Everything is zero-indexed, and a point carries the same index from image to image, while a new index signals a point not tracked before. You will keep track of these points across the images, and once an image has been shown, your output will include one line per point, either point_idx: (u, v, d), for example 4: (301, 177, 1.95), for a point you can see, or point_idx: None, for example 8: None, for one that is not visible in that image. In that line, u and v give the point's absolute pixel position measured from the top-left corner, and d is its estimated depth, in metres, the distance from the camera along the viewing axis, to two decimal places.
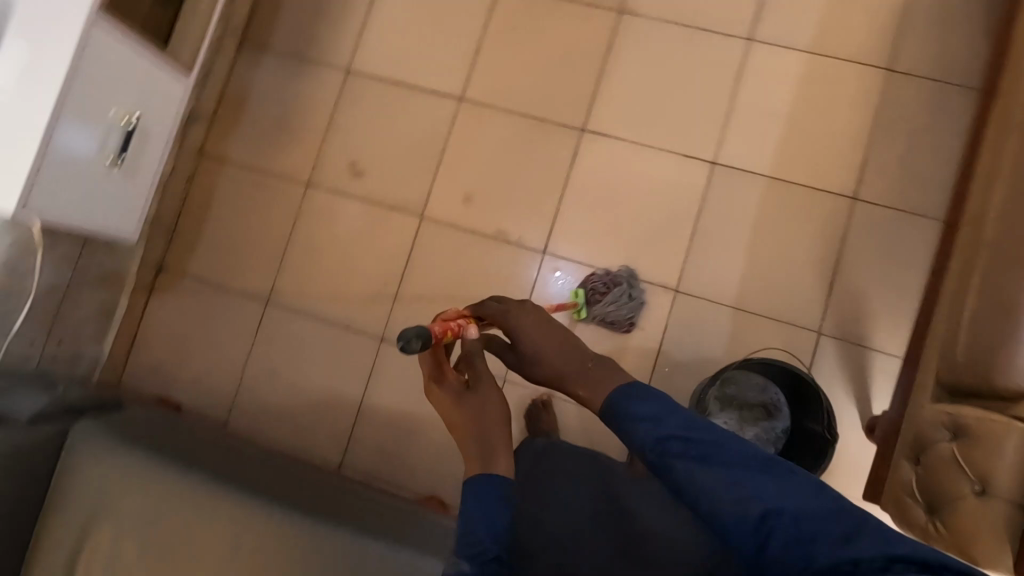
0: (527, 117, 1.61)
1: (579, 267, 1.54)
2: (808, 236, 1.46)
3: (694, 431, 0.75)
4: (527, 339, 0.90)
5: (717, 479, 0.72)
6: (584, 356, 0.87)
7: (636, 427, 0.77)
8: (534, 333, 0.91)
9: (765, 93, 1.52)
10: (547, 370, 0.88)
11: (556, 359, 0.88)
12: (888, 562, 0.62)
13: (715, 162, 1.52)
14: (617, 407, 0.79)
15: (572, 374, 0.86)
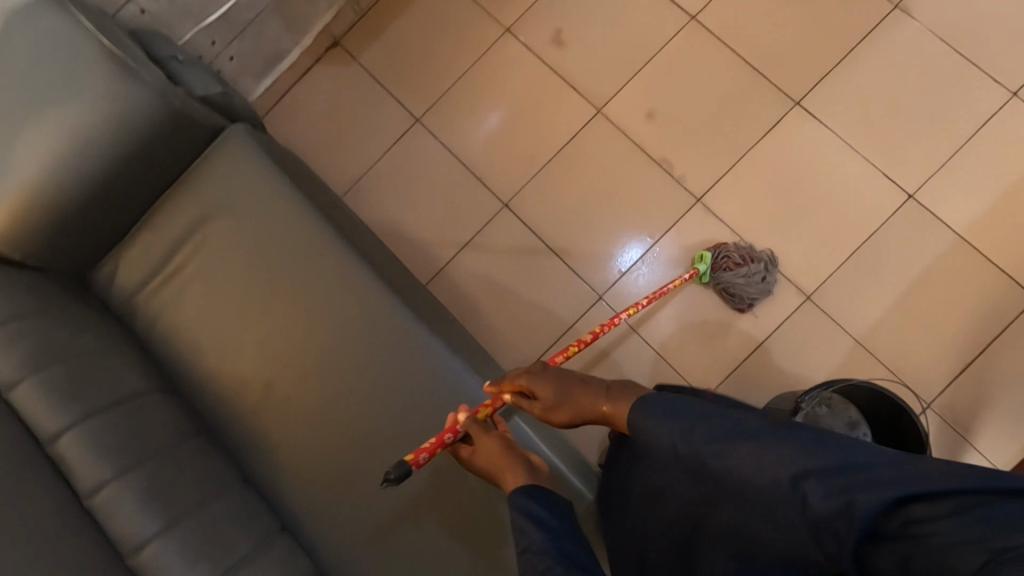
0: (748, 66, 1.52)
1: (725, 230, 1.47)
2: (968, 310, 1.37)
3: (713, 417, 0.72)
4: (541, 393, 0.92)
5: (743, 460, 0.67)
6: (602, 387, 0.89)
7: (653, 423, 0.75)
8: (547, 380, 0.94)
9: (1000, 155, 1.41)
10: (573, 401, 0.90)
11: (577, 390, 0.90)
12: (910, 503, 0.55)
13: (913, 197, 1.42)
14: (631, 416, 0.79)
15: (590, 404, 0.88)
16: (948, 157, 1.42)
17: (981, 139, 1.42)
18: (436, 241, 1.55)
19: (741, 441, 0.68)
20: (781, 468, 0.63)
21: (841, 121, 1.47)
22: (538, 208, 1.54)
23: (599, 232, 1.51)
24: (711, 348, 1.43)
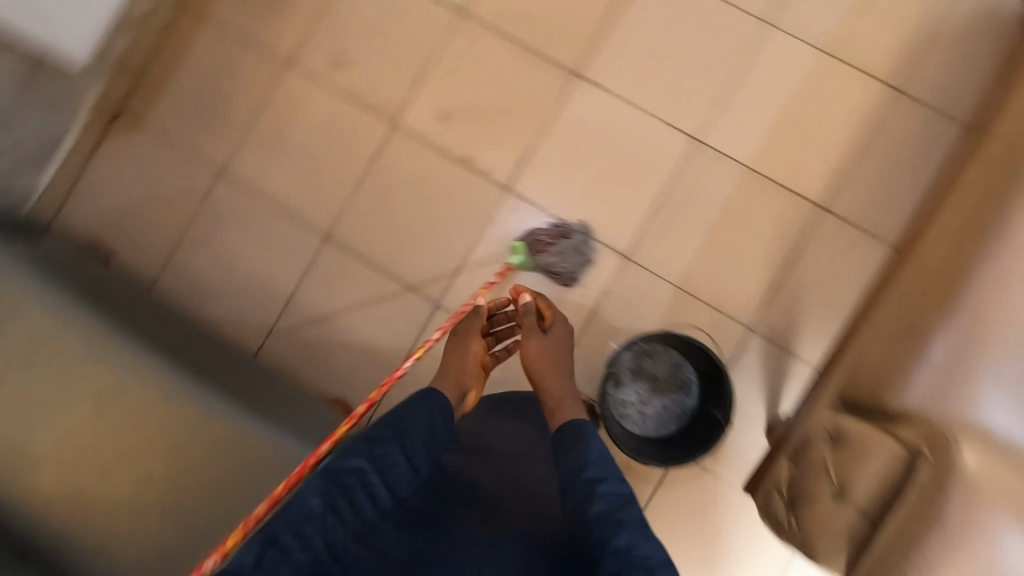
0: (525, 48, 1.54)
1: (538, 212, 1.51)
2: (768, 234, 1.45)
3: (625, 484, 0.87)
4: (550, 347, 1.17)
5: (615, 524, 0.80)
6: (571, 392, 1.11)
7: (588, 450, 0.91)
8: (557, 349, 1.18)
9: (767, 82, 1.47)
10: (548, 376, 1.13)
11: (555, 372, 1.14)
12: None
13: (699, 140, 1.49)
14: (578, 429, 0.96)
15: (555, 382, 1.13)
16: (724, 94, 1.49)
17: (750, 70, 1.48)
18: (268, 291, 1.56)
19: (636, 525, 0.81)
20: (641, 562, 0.75)
21: (622, 84, 1.52)
22: (359, 233, 1.55)
23: (421, 242, 1.52)
24: None
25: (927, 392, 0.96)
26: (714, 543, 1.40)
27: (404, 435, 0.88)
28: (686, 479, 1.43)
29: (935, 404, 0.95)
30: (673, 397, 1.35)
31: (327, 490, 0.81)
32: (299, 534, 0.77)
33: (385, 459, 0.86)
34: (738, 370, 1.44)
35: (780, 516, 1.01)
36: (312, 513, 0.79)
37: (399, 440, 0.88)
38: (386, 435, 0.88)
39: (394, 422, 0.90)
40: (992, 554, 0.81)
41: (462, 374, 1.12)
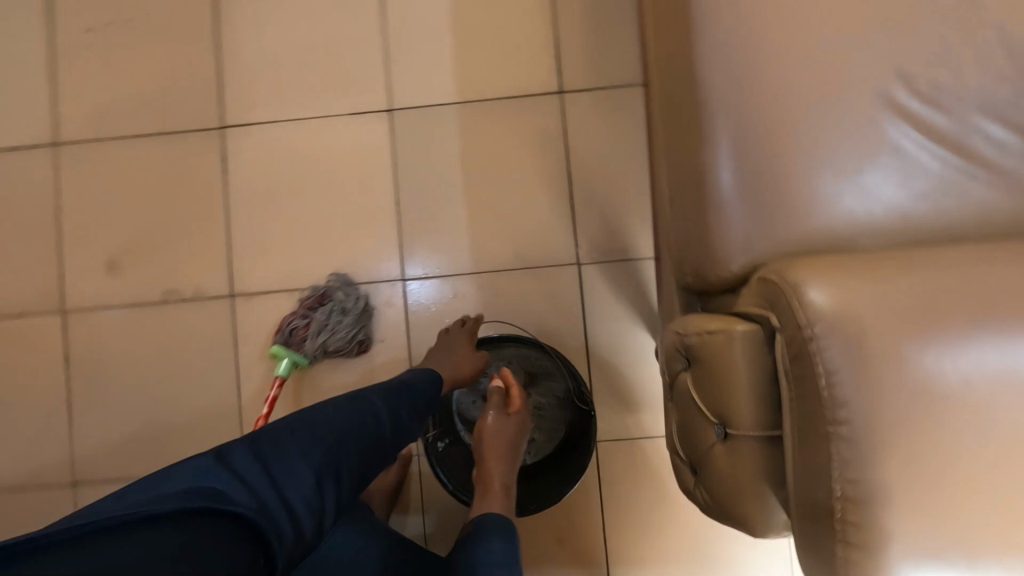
0: (149, 136, 1.22)
1: (280, 296, 1.18)
2: (526, 156, 1.19)
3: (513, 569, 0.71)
4: (502, 420, 0.95)
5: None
6: (510, 477, 0.90)
7: (492, 544, 0.73)
8: (514, 431, 0.95)
9: (418, 6, 1.21)
10: (490, 453, 0.91)
11: (501, 457, 0.91)
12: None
13: (392, 109, 1.20)
14: (485, 528, 0.77)
15: (495, 467, 0.90)
16: (385, 44, 1.21)
17: (394, 3, 1.21)
18: None
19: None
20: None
21: (275, 103, 1.21)
22: (107, 454, 1.18)
23: (180, 416, 1.17)
24: None
25: (751, 228, 0.69)
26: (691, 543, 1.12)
27: (417, 400, 0.86)
28: (625, 458, 1.14)
29: (767, 236, 0.68)
30: (540, 396, 1.08)
31: (342, 411, 0.74)
32: (315, 436, 0.68)
33: (395, 405, 0.81)
34: (594, 314, 1.16)
35: (691, 491, 0.71)
36: (329, 422, 0.71)
37: (411, 403, 0.84)
38: (399, 394, 0.83)
39: (408, 387, 0.87)
40: (932, 403, 0.50)
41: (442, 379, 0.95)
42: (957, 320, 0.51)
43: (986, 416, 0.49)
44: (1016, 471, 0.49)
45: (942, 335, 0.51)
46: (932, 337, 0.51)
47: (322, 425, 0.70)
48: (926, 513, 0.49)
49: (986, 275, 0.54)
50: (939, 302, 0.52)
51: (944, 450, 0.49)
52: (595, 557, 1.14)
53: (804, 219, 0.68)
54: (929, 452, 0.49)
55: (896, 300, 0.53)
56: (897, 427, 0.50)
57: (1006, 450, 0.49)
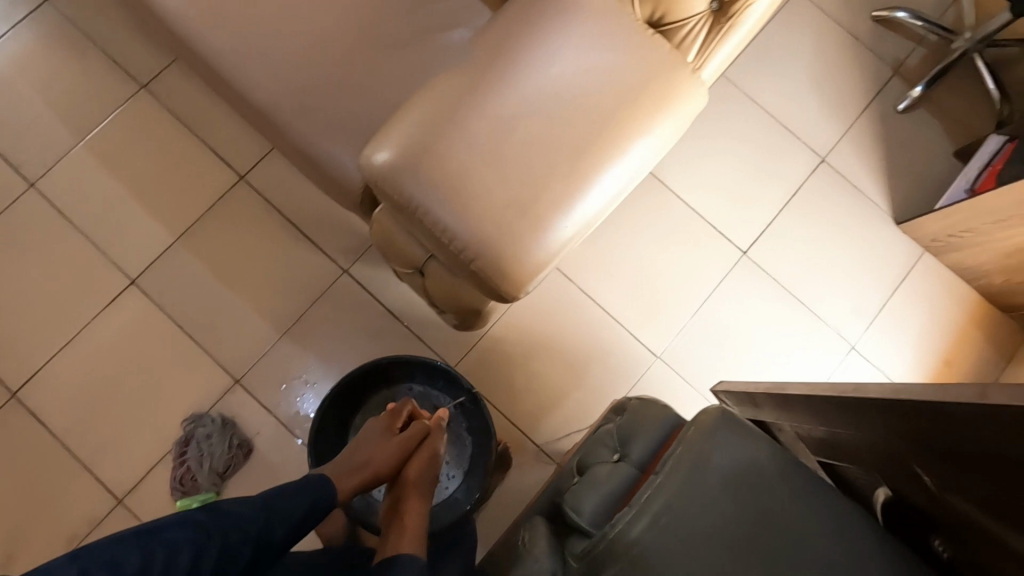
0: None
1: (158, 468, 1.31)
2: (253, 234, 1.41)
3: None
4: (425, 471, 1.12)
5: None
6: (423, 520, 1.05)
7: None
8: (425, 477, 1.12)
9: (94, 199, 1.41)
10: (410, 498, 1.08)
11: (417, 500, 1.08)
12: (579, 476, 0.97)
13: (134, 279, 1.38)
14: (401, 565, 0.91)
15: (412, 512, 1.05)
16: (94, 242, 1.39)
17: (76, 211, 1.40)
18: None
19: None
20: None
21: (43, 343, 1.35)
22: None
23: None
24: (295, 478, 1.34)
25: (351, 146, 0.95)
26: (565, 374, 1.41)
27: (298, 517, 0.88)
28: (481, 358, 1.40)
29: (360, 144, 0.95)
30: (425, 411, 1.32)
31: (201, 528, 0.77)
32: (172, 548, 0.73)
33: (272, 520, 0.85)
34: (384, 292, 1.41)
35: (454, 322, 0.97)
36: (195, 535, 0.76)
37: (289, 520, 0.87)
38: (277, 511, 0.85)
39: (297, 496, 0.90)
40: (458, 160, 0.80)
41: (371, 446, 1.11)
42: (444, 107, 0.82)
43: (489, 140, 0.80)
44: (517, 160, 0.80)
45: (441, 122, 0.81)
46: (436, 127, 0.81)
47: (186, 536, 0.75)
48: (493, 212, 0.79)
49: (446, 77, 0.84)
50: (428, 111, 0.82)
51: (482, 175, 0.80)
52: (518, 437, 1.38)
53: (374, 114, 0.95)
54: (471, 184, 0.79)
55: (411, 123, 0.82)
56: (454, 182, 0.79)
57: (510, 149, 0.80)
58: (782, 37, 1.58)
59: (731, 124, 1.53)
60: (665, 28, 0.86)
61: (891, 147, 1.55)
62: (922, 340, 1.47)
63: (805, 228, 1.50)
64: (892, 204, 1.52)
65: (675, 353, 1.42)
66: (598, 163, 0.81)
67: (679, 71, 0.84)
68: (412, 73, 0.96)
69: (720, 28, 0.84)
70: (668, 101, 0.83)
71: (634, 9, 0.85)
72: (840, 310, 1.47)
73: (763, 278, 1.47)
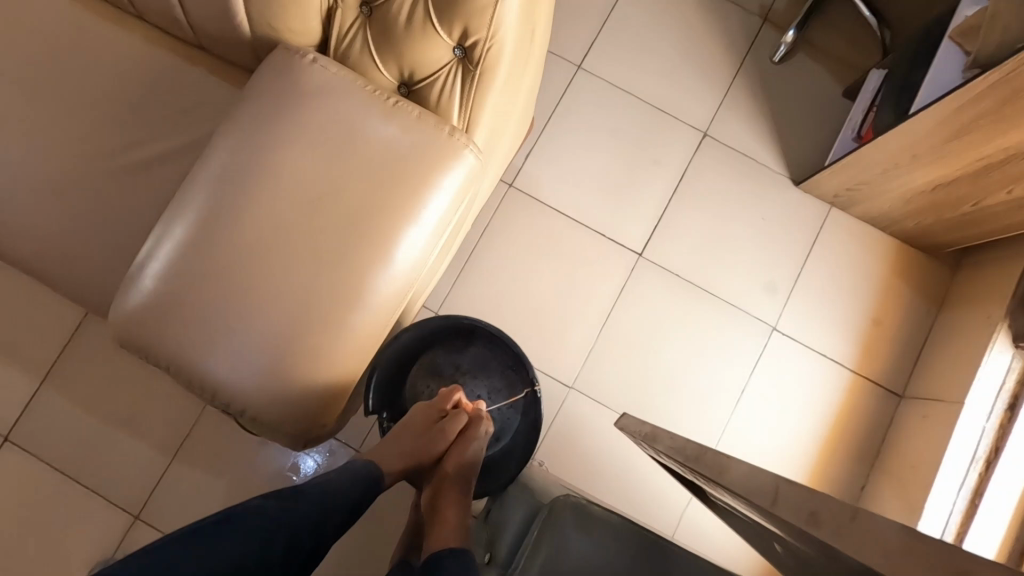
0: None
1: None
2: (122, 358, 1.33)
3: None
4: (469, 467, 0.93)
5: None
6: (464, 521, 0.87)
7: None
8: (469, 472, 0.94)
9: None
10: (450, 495, 0.90)
11: (459, 497, 0.90)
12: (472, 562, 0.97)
13: (8, 435, 1.30)
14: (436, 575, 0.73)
15: (452, 509, 0.88)
16: None
17: None
18: None
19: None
20: None
21: None
22: None
23: None
24: None
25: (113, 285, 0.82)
26: None
27: (358, 495, 0.79)
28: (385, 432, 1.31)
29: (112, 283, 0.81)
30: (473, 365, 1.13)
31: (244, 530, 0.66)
32: (217, 557, 0.64)
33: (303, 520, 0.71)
34: None
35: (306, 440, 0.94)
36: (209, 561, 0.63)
37: (347, 503, 0.77)
38: (332, 494, 0.76)
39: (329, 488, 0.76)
40: (204, 304, 0.71)
41: (409, 433, 0.94)
42: (176, 249, 0.73)
43: (232, 275, 0.71)
44: (268, 288, 0.71)
45: (175, 268, 0.72)
46: (170, 274, 0.72)
47: (232, 543, 0.65)
48: (252, 355, 0.71)
49: (181, 205, 0.75)
50: (165, 253, 0.73)
51: (231, 316, 0.71)
52: None
53: (124, 241, 0.81)
54: (221, 327, 0.71)
55: (147, 272, 0.73)
56: (201, 334, 0.71)
57: (259, 278, 0.71)
58: (635, 12, 1.46)
59: (599, 121, 1.41)
60: (418, 85, 0.75)
61: (775, 103, 1.44)
62: (844, 303, 1.37)
63: (699, 215, 1.39)
64: (786, 165, 1.41)
65: (587, 378, 1.33)
66: (363, 269, 0.72)
67: (432, 145, 0.73)
68: (157, 185, 0.83)
69: (471, 77, 0.72)
70: (427, 182, 0.73)
71: (382, 72, 0.76)
72: (753, 291, 1.37)
73: (664, 278, 1.37)
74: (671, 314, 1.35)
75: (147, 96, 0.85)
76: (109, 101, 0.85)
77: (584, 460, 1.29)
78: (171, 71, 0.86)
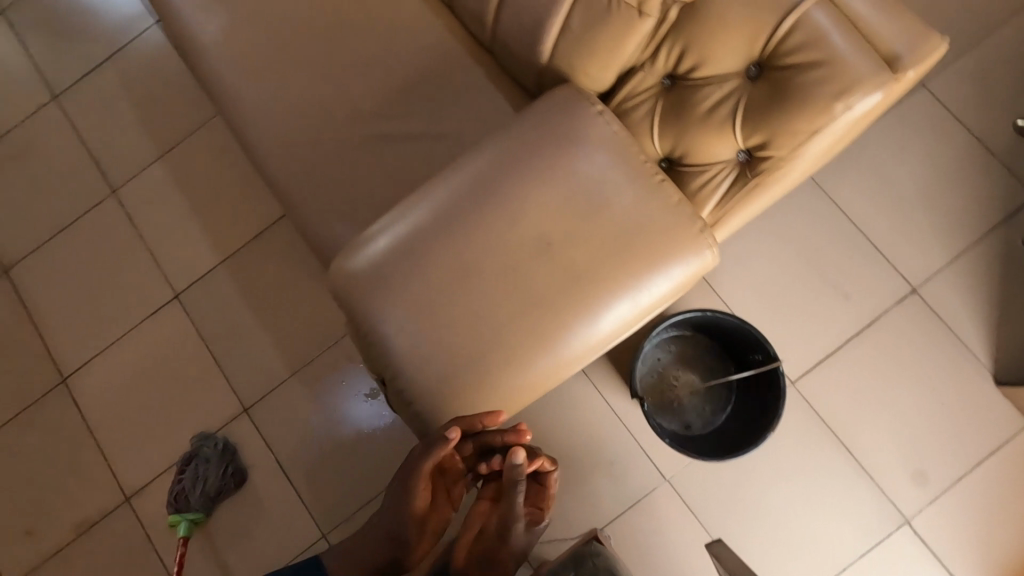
0: (15, 420, 1.47)
1: (164, 477, 1.40)
2: (288, 269, 1.47)
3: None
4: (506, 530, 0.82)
5: None
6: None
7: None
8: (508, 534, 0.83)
9: (160, 215, 1.53)
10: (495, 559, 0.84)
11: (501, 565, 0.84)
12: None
13: (178, 294, 1.49)
14: None
15: None
16: (152, 254, 1.52)
17: (145, 223, 1.53)
18: None
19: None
20: None
21: (97, 340, 1.49)
22: None
23: None
24: (277, 516, 1.36)
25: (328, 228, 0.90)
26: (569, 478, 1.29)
27: None
28: None
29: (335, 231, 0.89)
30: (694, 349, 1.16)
31: None
32: None
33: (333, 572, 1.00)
34: None
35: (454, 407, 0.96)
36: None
37: None
38: None
39: None
40: (416, 290, 0.75)
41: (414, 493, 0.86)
42: (411, 230, 0.78)
43: (451, 276, 0.75)
44: (478, 299, 0.74)
45: (400, 249, 0.77)
46: (398, 250, 0.77)
47: None
48: (444, 352, 0.74)
49: (427, 193, 0.80)
50: (398, 231, 0.79)
51: (436, 310, 0.75)
52: None
53: (359, 204, 0.90)
54: (425, 315, 0.75)
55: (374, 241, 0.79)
56: (406, 311, 0.75)
57: (474, 287, 0.74)
58: (888, 137, 1.36)
59: (805, 233, 1.33)
60: (684, 168, 0.74)
61: (1007, 288, 1.28)
62: (999, 531, 1.20)
63: (870, 371, 1.28)
64: (994, 359, 1.26)
65: (689, 478, 1.27)
66: (566, 320, 0.72)
67: (679, 233, 0.72)
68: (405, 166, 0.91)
69: (746, 182, 0.70)
70: (660, 267, 0.72)
71: (654, 142, 0.75)
72: (899, 472, 1.24)
73: (807, 419, 1.27)
74: (800, 452, 1.26)
75: (426, 85, 0.94)
76: (396, 78, 0.94)
77: (657, 551, 1.26)
78: (454, 69, 0.94)
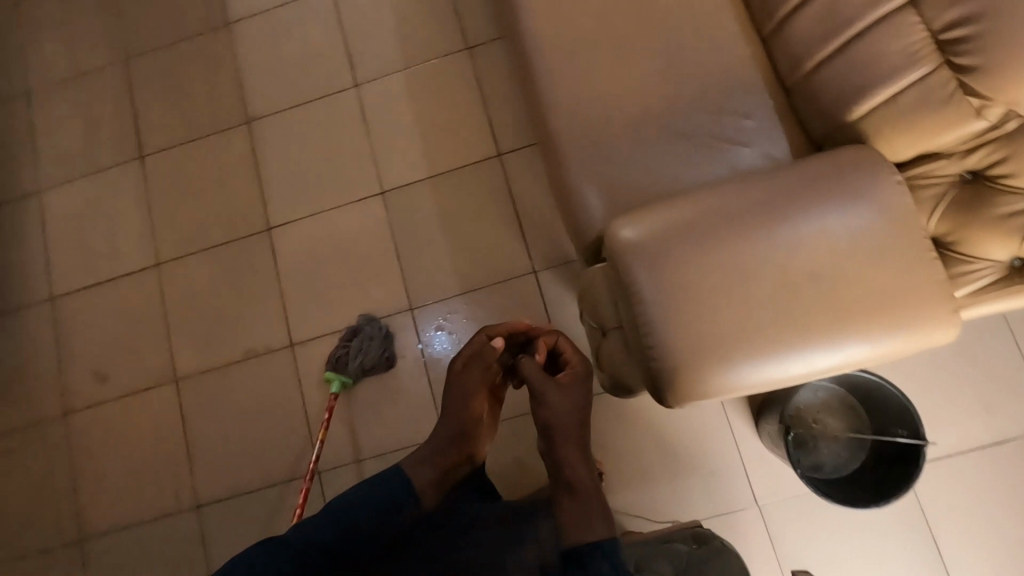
0: (222, 247, 1.70)
1: (327, 338, 1.61)
2: (484, 203, 1.63)
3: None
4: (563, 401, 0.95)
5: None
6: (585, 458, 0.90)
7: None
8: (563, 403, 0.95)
9: (390, 118, 1.71)
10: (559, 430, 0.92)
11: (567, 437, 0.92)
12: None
13: (384, 190, 1.68)
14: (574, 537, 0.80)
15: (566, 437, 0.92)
16: (373, 148, 1.71)
17: (375, 120, 1.72)
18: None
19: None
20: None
21: (305, 205, 1.70)
22: (219, 480, 1.58)
23: (267, 442, 1.58)
24: (409, 405, 1.55)
25: (601, 197, 1.09)
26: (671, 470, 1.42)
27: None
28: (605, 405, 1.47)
29: None
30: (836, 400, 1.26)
31: None
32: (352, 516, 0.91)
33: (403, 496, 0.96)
34: (553, 304, 1.56)
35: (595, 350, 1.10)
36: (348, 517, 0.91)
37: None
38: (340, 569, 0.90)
39: None
40: (683, 267, 0.87)
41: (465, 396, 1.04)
42: (690, 219, 0.90)
43: (718, 269, 0.86)
44: (737, 296, 0.85)
45: (678, 231, 0.90)
46: (676, 231, 0.90)
47: None
48: (691, 327, 0.85)
49: (711, 194, 0.92)
50: (678, 216, 0.91)
51: (696, 291, 0.86)
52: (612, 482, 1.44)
53: None
54: (685, 292, 0.86)
55: (652, 219, 0.92)
56: (669, 281, 0.87)
57: (734, 286, 0.85)
58: None
59: (968, 340, 1.40)
60: (953, 252, 0.91)
61: None
62: None
63: (983, 485, 1.34)
64: None
65: (778, 512, 1.38)
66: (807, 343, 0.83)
67: (930, 306, 0.82)
68: None
69: (1010, 283, 0.88)
70: (901, 330, 0.83)
71: (934, 222, 0.93)
72: None
73: (910, 504, 1.34)
74: (890, 531, 1.35)
75: None
76: None
77: None
78: None
